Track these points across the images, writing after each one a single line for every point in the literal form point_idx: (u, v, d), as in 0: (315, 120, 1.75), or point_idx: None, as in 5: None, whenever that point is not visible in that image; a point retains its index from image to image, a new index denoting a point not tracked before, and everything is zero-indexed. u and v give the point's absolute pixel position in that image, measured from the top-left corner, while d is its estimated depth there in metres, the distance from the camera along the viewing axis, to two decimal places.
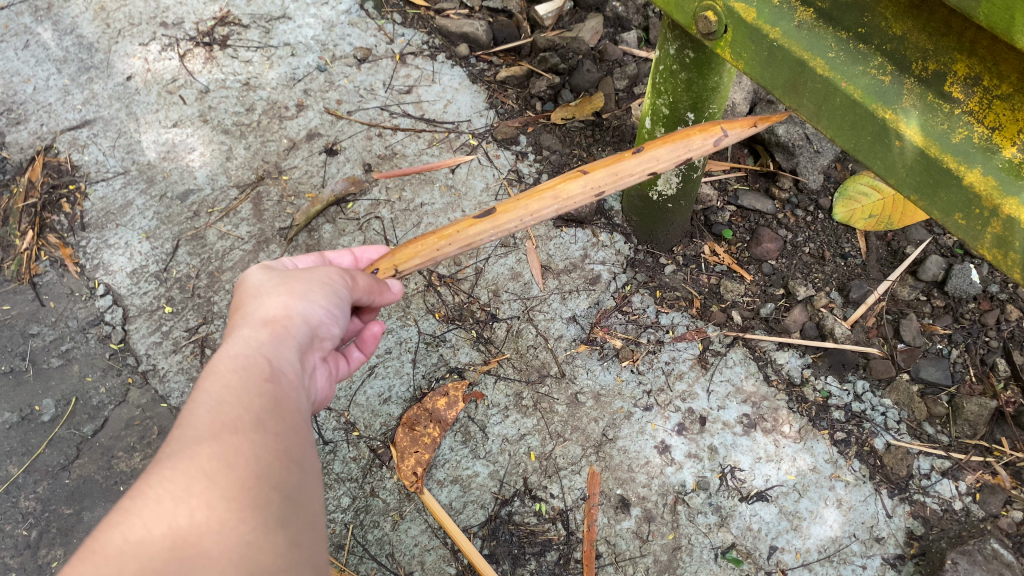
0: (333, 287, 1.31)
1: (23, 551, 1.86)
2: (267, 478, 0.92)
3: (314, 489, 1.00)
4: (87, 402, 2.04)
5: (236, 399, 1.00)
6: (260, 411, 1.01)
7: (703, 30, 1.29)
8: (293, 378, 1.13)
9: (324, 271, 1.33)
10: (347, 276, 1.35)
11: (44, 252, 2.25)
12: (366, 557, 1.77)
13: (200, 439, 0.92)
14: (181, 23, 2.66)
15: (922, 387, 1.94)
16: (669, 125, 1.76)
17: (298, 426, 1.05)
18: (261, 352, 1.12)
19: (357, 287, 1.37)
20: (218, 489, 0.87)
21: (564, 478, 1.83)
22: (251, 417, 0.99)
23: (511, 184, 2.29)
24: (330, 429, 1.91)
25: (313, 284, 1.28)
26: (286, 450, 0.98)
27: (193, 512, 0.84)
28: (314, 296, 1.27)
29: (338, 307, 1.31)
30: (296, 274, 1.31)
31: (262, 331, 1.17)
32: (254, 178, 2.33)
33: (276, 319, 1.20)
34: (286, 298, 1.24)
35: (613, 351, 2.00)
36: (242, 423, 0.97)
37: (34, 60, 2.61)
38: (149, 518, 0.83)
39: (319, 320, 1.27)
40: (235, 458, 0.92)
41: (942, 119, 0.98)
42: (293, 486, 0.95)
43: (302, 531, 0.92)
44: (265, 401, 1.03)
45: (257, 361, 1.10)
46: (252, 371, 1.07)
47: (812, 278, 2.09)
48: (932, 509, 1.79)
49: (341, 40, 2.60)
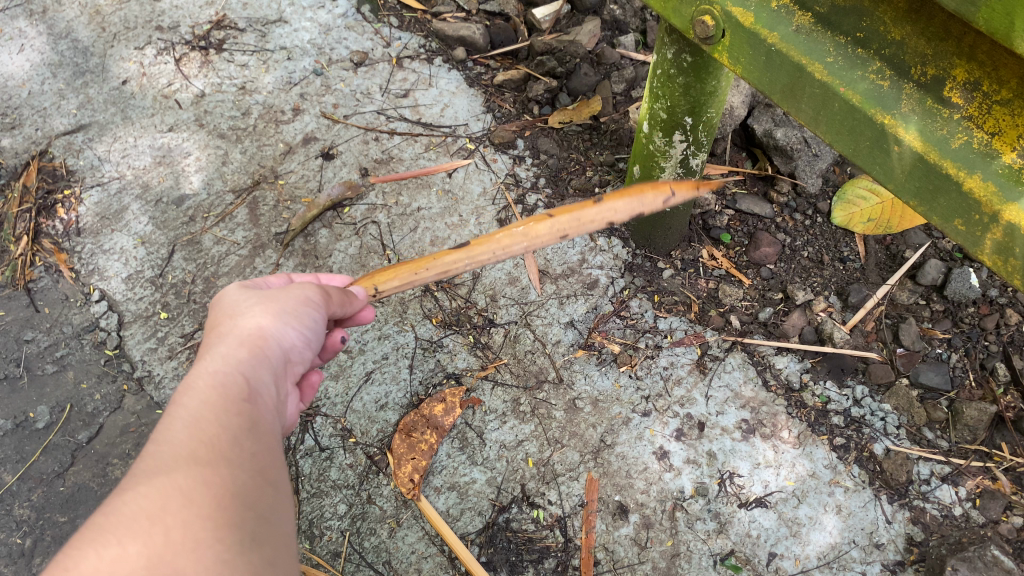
0: (309, 308, 1.30)
1: (17, 560, 1.84)
2: (242, 496, 0.93)
3: (288, 510, 1.00)
4: (82, 409, 2.02)
5: (212, 418, 1.00)
6: (237, 431, 1.01)
7: (700, 34, 1.28)
8: (269, 399, 1.14)
9: (301, 289, 1.32)
10: (322, 292, 1.35)
11: (38, 258, 2.23)
12: (362, 565, 1.76)
13: (176, 457, 0.92)
14: (177, 26, 2.65)
15: (921, 392, 1.93)
16: (666, 129, 1.75)
17: (273, 446, 1.06)
18: (240, 371, 1.13)
19: (331, 303, 1.38)
20: (194, 507, 0.87)
21: (561, 484, 1.82)
22: (228, 436, 0.99)
23: (508, 189, 2.28)
24: (326, 436, 1.90)
25: (290, 304, 1.28)
26: (262, 470, 0.99)
27: (168, 531, 0.84)
28: (291, 317, 1.27)
29: (310, 327, 1.30)
30: (273, 291, 1.31)
31: (240, 350, 1.17)
32: (250, 182, 2.32)
33: (253, 338, 1.20)
34: (263, 317, 1.24)
35: (611, 357, 1.99)
36: (219, 442, 0.97)
37: (29, 64, 2.59)
38: (124, 536, 0.83)
39: (293, 343, 1.27)
40: (211, 477, 0.92)
41: (942, 124, 0.97)
42: (268, 505, 0.95)
43: (277, 550, 0.92)
44: (242, 421, 1.04)
45: (236, 380, 1.10)
46: (231, 390, 1.08)
47: (811, 282, 2.08)
48: (932, 515, 1.78)
49: (337, 44, 2.59)
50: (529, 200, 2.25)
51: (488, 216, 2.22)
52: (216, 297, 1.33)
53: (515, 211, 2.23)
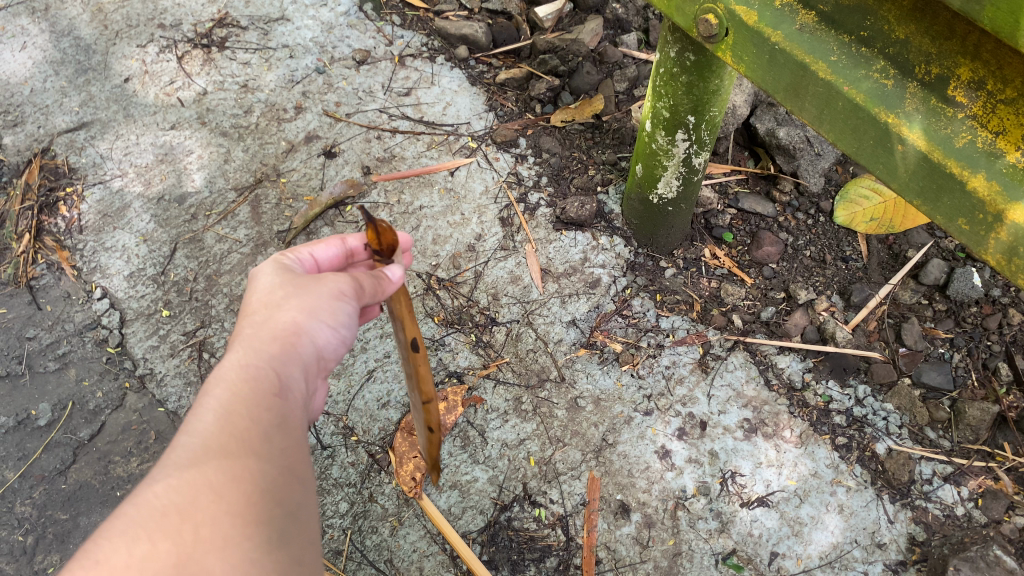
0: (343, 303, 1.24)
1: (19, 557, 1.84)
2: (271, 493, 0.93)
3: (313, 506, 1.01)
4: (84, 407, 2.02)
5: (243, 412, 1.00)
6: (267, 426, 1.01)
7: (703, 33, 1.28)
8: (299, 395, 1.13)
9: (334, 280, 1.25)
10: (358, 285, 1.25)
11: (40, 256, 2.23)
12: (363, 563, 1.76)
13: (206, 450, 0.92)
14: (179, 24, 2.65)
15: (923, 392, 1.93)
16: (669, 128, 1.75)
17: (301, 442, 1.06)
18: (271, 367, 1.11)
19: (365, 296, 1.26)
20: (224, 504, 0.87)
21: (563, 483, 1.82)
22: (259, 431, 0.99)
23: (510, 187, 2.27)
24: (328, 434, 1.90)
25: (325, 301, 1.22)
26: (292, 466, 0.99)
27: (198, 528, 0.84)
28: (325, 314, 1.22)
29: (344, 324, 1.25)
30: (307, 280, 1.25)
31: (272, 345, 1.14)
32: (252, 180, 2.32)
33: (287, 335, 1.17)
34: (299, 312, 1.20)
35: (613, 356, 1.99)
36: (250, 438, 0.97)
37: (31, 62, 2.59)
38: (154, 532, 0.82)
39: (325, 342, 1.23)
40: (241, 472, 0.92)
41: (945, 124, 0.97)
42: (295, 502, 0.96)
43: (302, 549, 0.93)
44: (272, 417, 1.03)
45: (267, 376, 1.09)
46: (261, 385, 1.06)
47: (813, 282, 2.08)
48: (934, 515, 1.78)
49: (339, 42, 2.59)
50: (531, 198, 2.25)
51: (489, 215, 2.22)
52: (253, 276, 1.29)
53: (517, 210, 2.23)
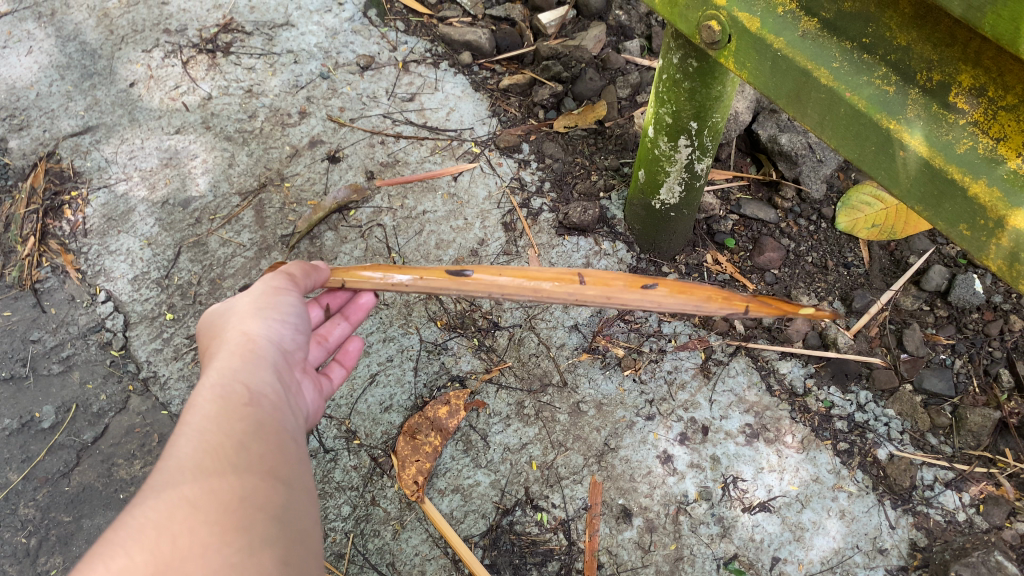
0: (280, 297, 1.36)
1: (22, 559, 1.85)
2: (251, 499, 0.94)
3: (305, 506, 1.01)
4: (88, 409, 2.03)
5: (217, 427, 1.02)
6: (242, 435, 1.03)
7: (706, 39, 1.28)
8: (273, 400, 1.16)
9: (265, 283, 1.39)
10: (286, 277, 1.43)
11: (45, 259, 2.25)
12: (366, 566, 1.76)
13: (182, 469, 0.94)
14: (184, 30, 2.67)
15: (925, 398, 1.93)
16: (671, 134, 1.76)
17: (283, 447, 1.07)
18: (236, 377, 1.15)
19: (298, 279, 1.45)
20: (200, 514, 0.88)
21: (565, 487, 1.83)
22: (234, 441, 1.01)
23: (513, 193, 2.29)
24: (331, 438, 1.90)
25: (264, 300, 1.34)
26: (271, 471, 1.00)
27: (175, 538, 0.85)
28: (268, 314, 1.32)
29: (288, 312, 1.36)
30: (245, 295, 1.36)
31: (233, 358, 1.19)
32: (256, 185, 2.33)
33: (242, 345, 1.24)
34: (245, 323, 1.28)
35: (615, 361, 1.99)
36: (224, 448, 0.99)
37: (37, 66, 2.61)
38: (132, 547, 0.84)
39: (279, 334, 1.32)
40: (218, 484, 0.93)
41: (947, 130, 0.98)
42: (280, 504, 0.97)
43: (291, 550, 0.92)
44: (246, 426, 1.05)
45: (235, 388, 1.12)
46: (231, 397, 1.10)
47: (815, 288, 2.09)
48: (935, 521, 1.78)
49: (343, 48, 2.61)
50: (534, 204, 2.26)
51: (492, 220, 2.23)
52: (201, 321, 1.39)
53: (520, 214, 2.24)
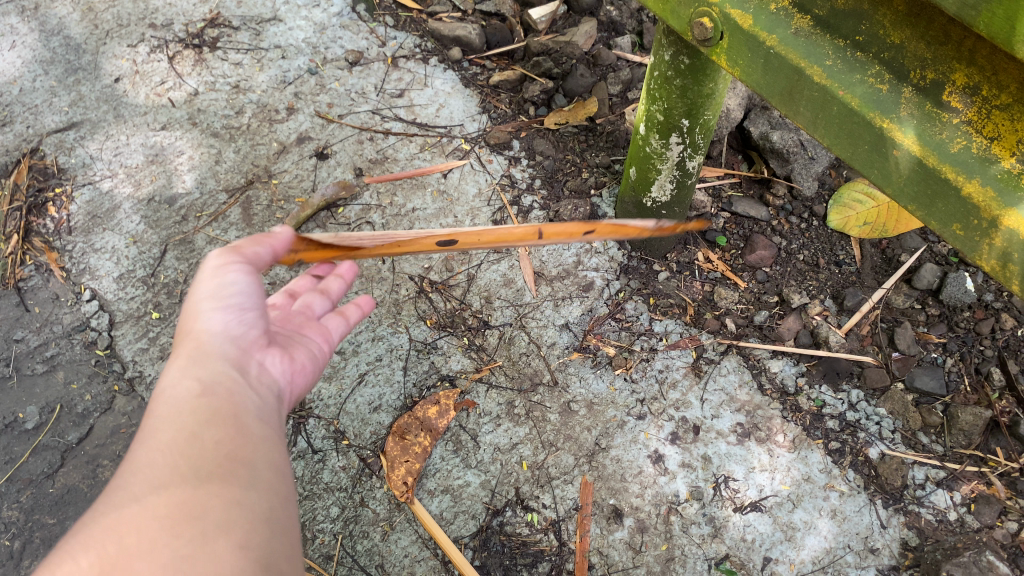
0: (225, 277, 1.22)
1: (5, 562, 1.82)
2: (164, 514, 0.87)
3: (240, 500, 0.92)
4: (72, 410, 2.00)
5: (147, 440, 0.97)
6: (172, 442, 0.97)
7: (698, 36, 1.27)
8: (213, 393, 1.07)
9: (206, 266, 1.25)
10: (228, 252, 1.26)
11: (28, 257, 2.21)
12: (354, 568, 1.75)
13: (112, 491, 0.91)
14: (170, 24, 2.63)
15: (916, 396, 1.92)
16: (663, 131, 1.75)
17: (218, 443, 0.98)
18: (177, 376, 1.08)
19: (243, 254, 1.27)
20: (113, 540, 0.84)
21: (556, 488, 1.81)
22: (161, 452, 0.95)
23: (504, 190, 2.26)
24: (319, 438, 1.89)
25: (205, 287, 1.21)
26: (196, 477, 0.92)
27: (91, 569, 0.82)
28: (209, 301, 1.19)
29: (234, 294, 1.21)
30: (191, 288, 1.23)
31: (176, 357, 1.12)
32: (243, 182, 2.30)
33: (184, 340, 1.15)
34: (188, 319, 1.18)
35: (606, 360, 1.98)
36: (148, 462, 0.94)
37: (20, 61, 2.57)
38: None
39: (225, 319, 1.20)
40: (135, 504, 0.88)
41: (940, 129, 0.97)
42: (201, 509, 0.88)
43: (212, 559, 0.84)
44: (178, 430, 0.99)
45: (173, 390, 1.06)
46: (166, 402, 1.04)
47: (806, 285, 2.08)
48: (926, 520, 1.77)
49: (331, 43, 2.58)
50: (525, 201, 2.24)
51: (483, 217, 2.21)
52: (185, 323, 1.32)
53: (511, 212, 2.22)
